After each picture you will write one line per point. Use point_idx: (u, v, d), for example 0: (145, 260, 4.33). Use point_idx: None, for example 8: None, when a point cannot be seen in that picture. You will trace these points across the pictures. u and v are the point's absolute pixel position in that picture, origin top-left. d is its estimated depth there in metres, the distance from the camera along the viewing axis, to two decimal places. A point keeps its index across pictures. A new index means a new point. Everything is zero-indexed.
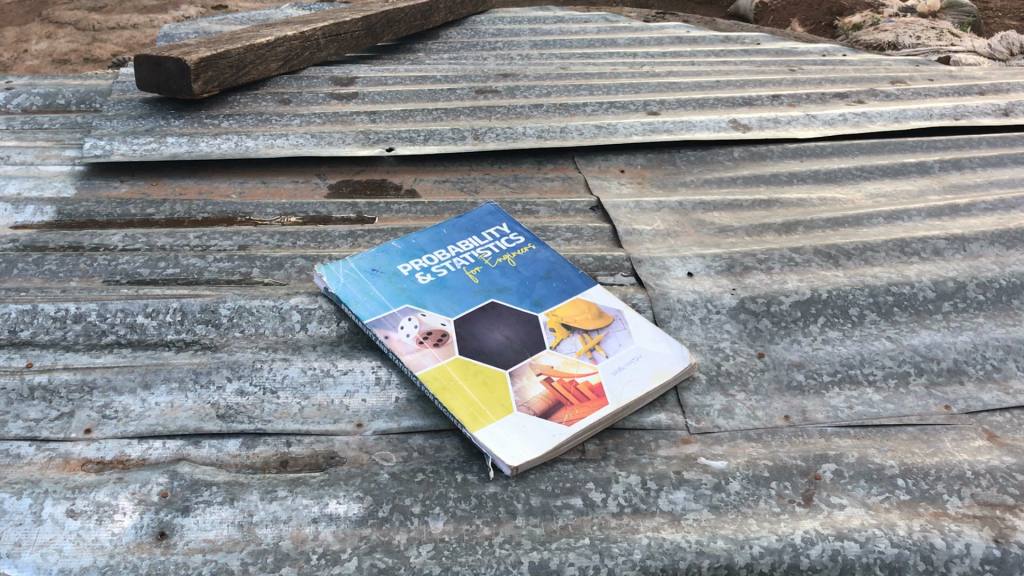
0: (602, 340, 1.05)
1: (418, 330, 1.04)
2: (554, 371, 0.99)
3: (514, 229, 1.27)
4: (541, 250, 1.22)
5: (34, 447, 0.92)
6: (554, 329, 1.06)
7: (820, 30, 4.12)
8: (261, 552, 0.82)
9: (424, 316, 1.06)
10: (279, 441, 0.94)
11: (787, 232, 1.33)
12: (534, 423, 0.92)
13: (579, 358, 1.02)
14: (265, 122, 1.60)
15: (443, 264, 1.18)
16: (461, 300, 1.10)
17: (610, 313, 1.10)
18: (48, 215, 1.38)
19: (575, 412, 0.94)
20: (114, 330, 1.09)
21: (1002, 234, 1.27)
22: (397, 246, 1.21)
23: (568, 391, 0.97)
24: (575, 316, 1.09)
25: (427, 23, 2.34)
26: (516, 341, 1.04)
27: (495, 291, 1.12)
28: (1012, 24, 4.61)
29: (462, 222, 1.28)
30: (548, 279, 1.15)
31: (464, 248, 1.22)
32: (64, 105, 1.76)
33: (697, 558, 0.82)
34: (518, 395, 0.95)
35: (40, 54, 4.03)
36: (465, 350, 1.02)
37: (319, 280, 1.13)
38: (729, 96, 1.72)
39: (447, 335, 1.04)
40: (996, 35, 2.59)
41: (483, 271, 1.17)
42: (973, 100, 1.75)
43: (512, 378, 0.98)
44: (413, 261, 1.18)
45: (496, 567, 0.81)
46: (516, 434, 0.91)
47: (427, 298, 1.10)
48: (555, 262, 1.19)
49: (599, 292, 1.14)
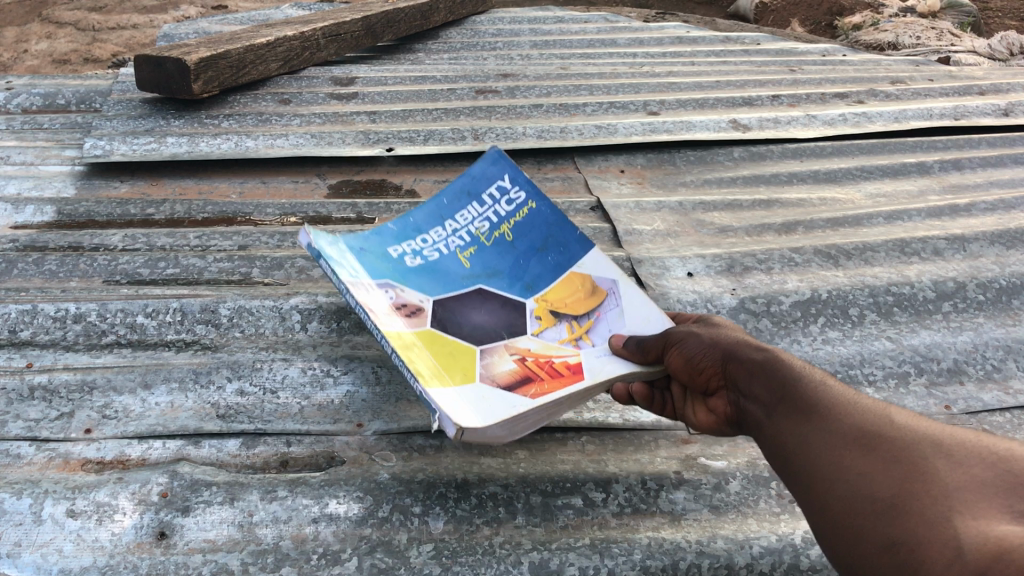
0: (591, 326, 0.98)
1: (392, 302, 0.96)
2: (530, 353, 0.93)
3: (518, 180, 1.14)
4: (542, 209, 1.11)
5: (33, 447, 0.92)
6: (541, 315, 0.99)
7: (820, 30, 4.13)
8: (261, 551, 0.81)
9: (401, 291, 0.98)
10: (279, 441, 0.93)
11: (787, 232, 1.33)
12: (494, 394, 0.84)
13: (561, 344, 0.95)
14: (266, 122, 1.60)
15: (436, 246, 1.09)
16: (449, 284, 1.03)
17: (605, 285, 1.02)
18: (47, 215, 1.38)
19: (543, 386, 0.86)
20: (114, 330, 1.09)
21: (1003, 234, 1.28)
22: (391, 224, 1.10)
23: (541, 369, 0.90)
24: (565, 299, 1.02)
25: (427, 23, 2.34)
26: (495, 323, 0.98)
27: (486, 275, 1.05)
28: (1012, 24, 4.61)
29: (463, 182, 1.15)
30: (543, 253, 1.08)
31: (461, 221, 1.12)
32: (64, 105, 1.76)
33: (698, 558, 0.82)
34: (484, 369, 0.89)
35: (40, 54, 4.03)
36: (438, 323, 0.95)
37: (301, 237, 0.95)
38: (729, 97, 1.73)
39: (422, 310, 0.96)
40: (996, 36, 2.59)
41: (478, 252, 1.08)
42: (973, 100, 1.75)
43: (481, 354, 0.91)
44: (406, 244, 1.08)
45: (496, 567, 0.81)
46: (473, 403, 0.82)
47: (409, 278, 1.02)
48: (555, 224, 1.09)
49: (596, 258, 1.05)
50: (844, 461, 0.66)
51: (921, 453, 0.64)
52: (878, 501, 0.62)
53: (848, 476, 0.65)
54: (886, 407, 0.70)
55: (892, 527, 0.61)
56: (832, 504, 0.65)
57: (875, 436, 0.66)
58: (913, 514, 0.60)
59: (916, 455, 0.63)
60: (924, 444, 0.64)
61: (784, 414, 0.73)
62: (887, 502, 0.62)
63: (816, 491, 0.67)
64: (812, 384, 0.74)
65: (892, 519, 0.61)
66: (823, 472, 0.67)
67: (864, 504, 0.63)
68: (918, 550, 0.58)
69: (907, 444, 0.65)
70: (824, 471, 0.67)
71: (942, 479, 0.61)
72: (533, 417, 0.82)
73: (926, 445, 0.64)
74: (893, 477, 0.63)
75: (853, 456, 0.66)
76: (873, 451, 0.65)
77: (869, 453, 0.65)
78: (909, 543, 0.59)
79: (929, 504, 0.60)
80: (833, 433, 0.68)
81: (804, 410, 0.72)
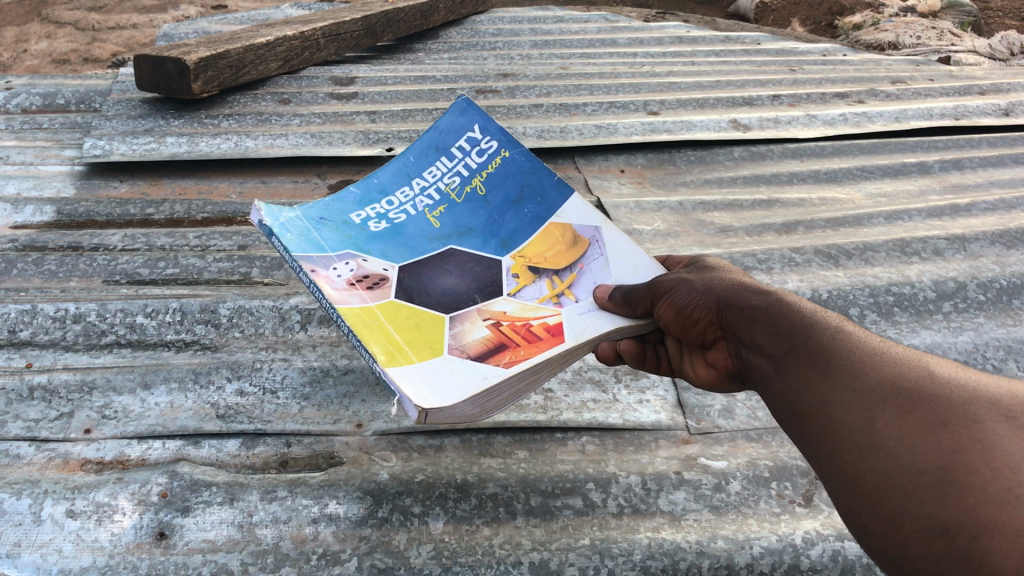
0: (574, 280, 0.92)
1: (353, 273, 0.86)
2: (506, 317, 0.86)
3: (489, 128, 1.06)
4: (516, 156, 1.03)
5: (33, 447, 0.92)
6: (519, 273, 0.93)
7: (820, 30, 4.12)
8: (261, 552, 0.81)
9: (364, 261, 0.89)
10: (279, 441, 0.93)
11: (787, 232, 1.33)
12: (462, 366, 0.76)
13: (540, 303, 0.89)
14: (265, 122, 1.60)
15: (402, 208, 1.01)
16: (416, 248, 0.95)
17: (587, 234, 0.96)
18: (47, 215, 1.37)
19: (518, 352, 0.79)
20: (114, 330, 1.09)
21: (1003, 235, 1.28)
22: (354, 190, 1.03)
23: (516, 335, 0.83)
24: (545, 254, 0.95)
25: (426, 23, 2.33)
26: (467, 287, 0.90)
27: (458, 235, 0.98)
28: (1012, 24, 4.60)
29: (430, 137, 1.08)
30: (518, 205, 1.00)
31: (430, 178, 1.05)
32: (64, 105, 1.76)
33: (698, 558, 0.82)
34: (454, 339, 0.81)
35: (40, 54, 4.03)
36: (405, 293, 0.86)
37: (252, 214, 0.88)
38: (729, 97, 1.73)
39: (385, 280, 0.87)
40: (996, 36, 2.59)
41: (448, 210, 1.01)
42: (973, 100, 1.75)
43: (451, 323, 0.83)
44: (370, 208, 1.00)
45: (496, 567, 0.81)
46: (441, 378, 0.74)
47: (372, 246, 0.94)
48: (530, 172, 1.01)
49: (577, 204, 0.99)
50: (878, 427, 0.59)
51: (974, 417, 0.56)
52: (923, 475, 0.55)
53: (883, 446, 0.58)
54: (923, 361, 0.63)
55: (942, 505, 0.54)
56: (870, 482, 0.58)
57: (914, 397, 0.59)
58: (967, 491, 0.53)
59: (968, 420, 0.56)
60: (973, 404, 0.56)
61: (804, 375, 0.67)
62: (934, 475, 0.55)
63: (844, 464, 0.61)
64: (833, 339, 0.68)
65: (942, 496, 0.54)
66: (853, 441, 0.61)
67: (907, 479, 0.56)
68: (980, 536, 0.51)
69: (951, 405, 0.57)
70: (855, 441, 0.61)
71: (999, 447, 0.53)
72: (506, 390, 0.76)
73: (976, 406, 0.56)
74: (939, 446, 0.56)
75: (889, 422, 0.59)
76: (914, 419, 0.58)
77: (908, 417, 0.58)
78: (964, 525, 0.52)
79: (987, 479, 0.52)
80: (862, 396, 0.62)
81: (829, 372, 0.65)
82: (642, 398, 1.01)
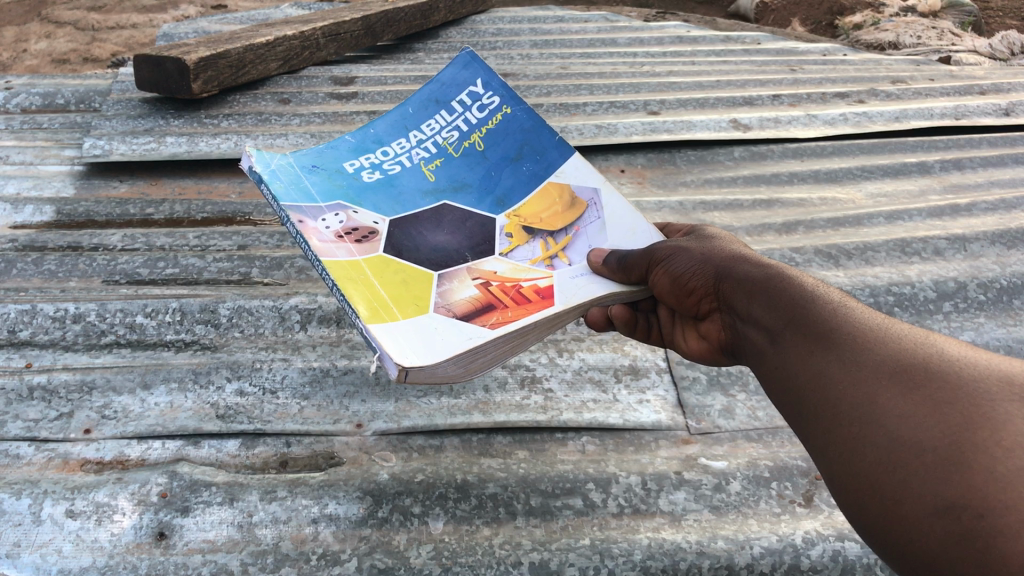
0: (568, 243, 0.91)
1: (342, 225, 0.86)
2: (495, 277, 0.84)
3: (491, 84, 1.06)
4: (518, 113, 1.03)
5: (33, 447, 0.92)
6: (512, 233, 0.92)
7: (820, 30, 4.12)
8: (261, 552, 0.81)
9: (354, 213, 0.89)
10: (279, 441, 0.93)
11: (787, 232, 1.33)
12: (448, 324, 0.75)
13: (532, 265, 0.88)
14: (265, 122, 1.61)
15: (397, 159, 1.00)
16: (408, 201, 0.95)
17: (585, 196, 0.96)
18: (47, 215, 1.37)
19: (506, 313, 0.78)
20: (114, 330, 1.09)
21: (1003, 234, 1.28)
22: (348, 139, 1.02)
23: (505, 295, 0.81)
24: (541, 214, 0.94)
25: (427, 23, 2.33)
26: (459, 245, 0.89)
27: (452, 190, 0.97)
28: (1012, 24, 4.57)
29: (431, 90, 1.08)
30: (517, 162, 1.00)
31: (428, 131, 1.04)
32: (64, 105, 1.76)
33: (698, 558, 0.82)
34: (441, 297, 0.80)
35: (40, 54, 4.02)
36: (393, 248, 0.85)
37: (244, 160, 0.89)
38: (729, 97, 1.73)
39: (375, 233, 0.86)
40: (997, 35, 2.58)
41: (444, 164, 1.00)
42: (974, 100, 1.75)
43: (439, 280, 0.82)
44: (364, 157, 1.00)
45: (496, 567, 0.80)
46: (424, 335, 0.73)
47: (364, 197, 0.93)
48: (531, 130, 1.01)
49: (577, 165, 0.98)
50: (882, 403, 0.58)
51: (986, 394, 0.54)
52: (928, 453, 0.54)
53: (886, 422, 0.57)
54: (932, 339, 0.62)
55: (947, 484, 0.52)
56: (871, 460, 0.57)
57: (920, 372, 0.58)
58: (975, 470, 0.51)
59: (980, 397, 0.54)
60: (987, 382, 0.55)
61: (804, 350, 0.67)
62: (939, 453, 0.54)
63: (844, 441, 0.60)
64: (838, 315, 0.67)
65: (946, 475, 0.52)
66: (853, 417, 0.60)
67: (909, 456, 0.55)
68: (987, 517, 0.49)
69: (961, 383, 0.56)
70: (855, 417, 0.59)
71: (1012, 425, 0.52)
72: (492, 351, 0.75)
73: (987, 384, 0.55)
74: (947, 423, 0.54)
75: (892, 398, 0.58)
76: (922, 396, 0.57)
77: (912, 393, 0.57)
78: (972, 506, 0.50)
79: (999, 458, 0.51)
80: (865, 370, 0.61)
81: (829, 344, 0.65)
82: (642, 398, 1.01)
